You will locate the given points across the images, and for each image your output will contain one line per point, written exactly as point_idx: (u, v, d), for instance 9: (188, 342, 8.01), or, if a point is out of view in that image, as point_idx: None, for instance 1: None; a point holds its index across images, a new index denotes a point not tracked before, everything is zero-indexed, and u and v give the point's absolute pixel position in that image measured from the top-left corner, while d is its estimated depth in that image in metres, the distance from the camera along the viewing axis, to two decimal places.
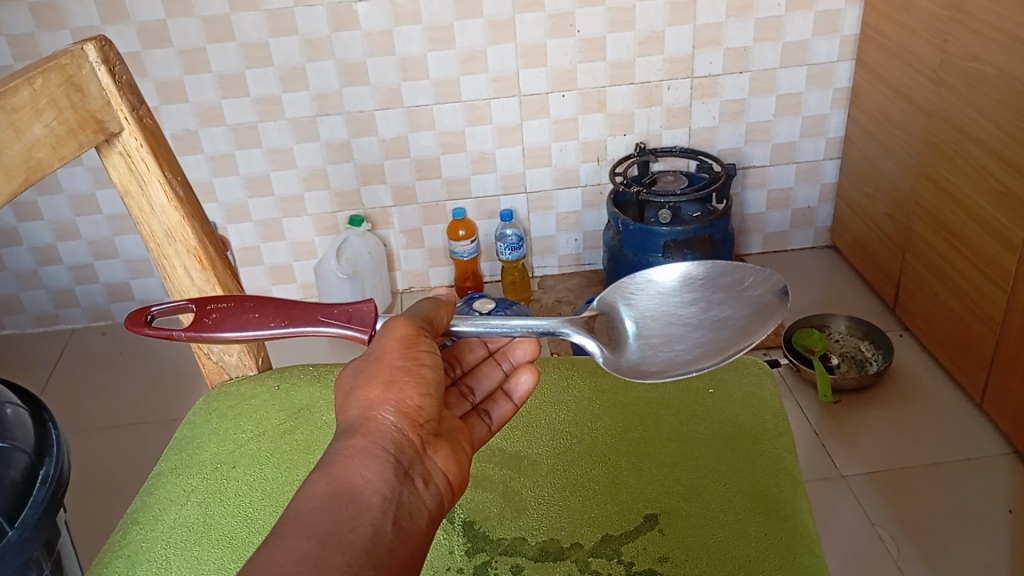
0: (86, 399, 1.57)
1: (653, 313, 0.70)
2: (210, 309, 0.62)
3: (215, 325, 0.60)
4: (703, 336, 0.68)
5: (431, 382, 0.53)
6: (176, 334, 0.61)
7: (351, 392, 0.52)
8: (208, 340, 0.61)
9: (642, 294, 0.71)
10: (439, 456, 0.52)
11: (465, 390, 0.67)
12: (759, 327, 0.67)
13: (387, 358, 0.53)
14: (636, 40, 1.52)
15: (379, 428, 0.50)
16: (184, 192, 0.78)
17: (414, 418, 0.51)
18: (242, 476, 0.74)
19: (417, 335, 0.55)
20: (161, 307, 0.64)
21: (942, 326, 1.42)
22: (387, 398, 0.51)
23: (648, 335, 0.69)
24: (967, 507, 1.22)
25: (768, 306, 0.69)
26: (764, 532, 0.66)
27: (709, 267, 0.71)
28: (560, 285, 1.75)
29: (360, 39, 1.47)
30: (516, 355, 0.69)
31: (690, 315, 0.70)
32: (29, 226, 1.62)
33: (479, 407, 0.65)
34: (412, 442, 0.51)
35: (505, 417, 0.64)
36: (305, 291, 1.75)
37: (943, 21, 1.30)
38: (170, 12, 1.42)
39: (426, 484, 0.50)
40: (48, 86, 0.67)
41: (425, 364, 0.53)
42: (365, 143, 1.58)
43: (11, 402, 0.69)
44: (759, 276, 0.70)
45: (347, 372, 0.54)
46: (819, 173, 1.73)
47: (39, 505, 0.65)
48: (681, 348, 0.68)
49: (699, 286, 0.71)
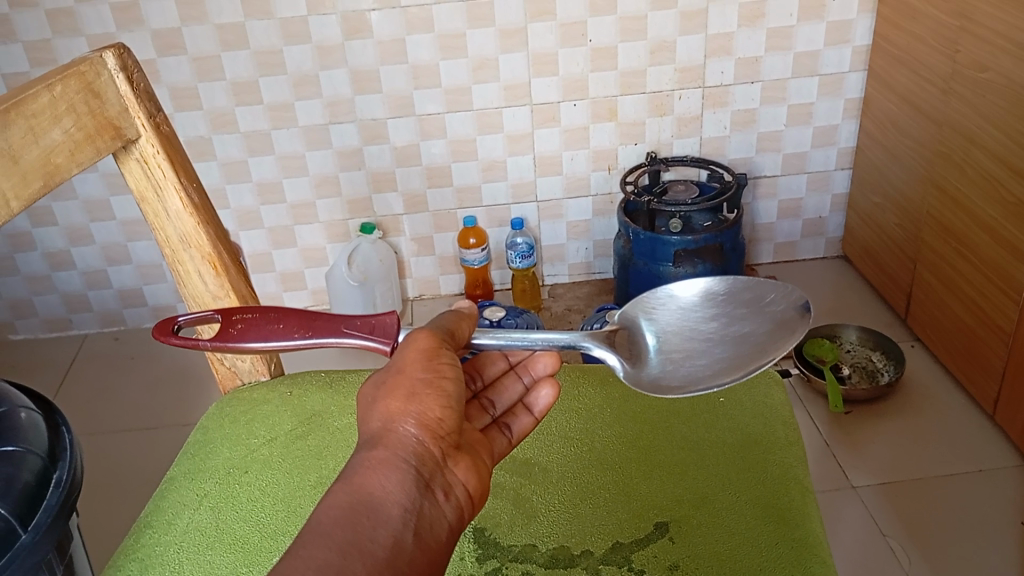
0: (96, 402, 1.58)
1: (674, 328, 0.71)
2: (235, 319, 0.63)
3: (239, 336, 0.61)
4: (723, 351, 0.68)
5: (452, 394, 0.53)
6: (201, 343, 0.61)
7: (372, 405, 0.53)
8: (232, 351, 0.62)
9: (663, 309, 0.72)
10: (459, 469, 0.52)
11: (486, 403, 0.68)
12: (779, 342, 0.67)
13: (409, 370, 0.53)
14: (646, 49, 1.53)
15: (400, 440, 0.50)
16: (199, 198, 0.79)
17: (435, 430, 0.51)
18: (254, 481, 0.74)
19: (438, 348, 0.55)
20: (187, 318, 0.66)
21: (952, 336, 1.42)
22: (408, 410, 0.51)
23: (669, 350, 0.69)
24: (977, 517, 1.22)
25: (789, 322, 0.68)
26: (774, 541, 0.66)
27: (729, 282, 0.71)
28: (570, 293, 1.76)
29: (372, 47, 1.48)
30: (537, 369, 0.70)
31: (711, 331, 0.70)
32: (42, 231, 1.63)
33: (499, 420, 0.65)
34: (433, 454, 0.51)
35: (524, 431, 0.64)
36: (316, 297, 1.76)
37: (953, 30, 1.30)
38: (184, 19, 1.44)
39: (446, 496, 0.50)
40: (67, 93, 0.68)
41: (446, 376, 0.54)
42: (376, 150, 1.59)
43: (24, 405, 0.70)
44: (781, 292, 0.70)
45: (368, 384, 0.55)
46: (829, 182, 1.72)
47: (51, 508, 0.65)
48: (701, 364, 0.68)
49: (720, 302, 0.71)
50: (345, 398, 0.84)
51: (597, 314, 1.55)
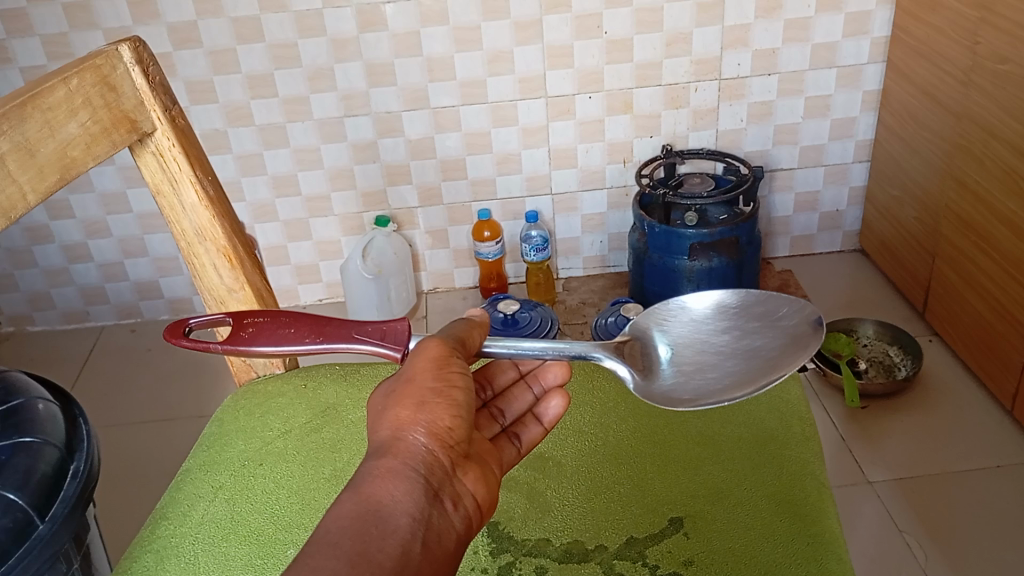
0: (115, 393, 1.60)
1: (686, 340, 0.70)
2: (247, 322, 0.63)
3: (250, 340, 0.61)
4: (734, 364, 0.68)
5: (462, 404, 0.53)
6: (212, 346, 0.61)
7: (383, 413, 0.53)
8: (244, 355, 0.62)
9: (675, 320, 0.71)
10: (468, 479, 0.53)
11: (496, 412, 0.67)
12: (792, 356, 0.66)
13: (419, 379, 0.53)
14: (662, 40, 1.52)
15: (409, 449, 0.50)
16: (214, 191, 0.79)
17: (444, 439, 0.52)
18: (269, 474, 0.75)
19: (449, 356, 0.55)
20: (198, 321, 0.65)
21: (971, 330, 1.40)
22: (418, 419, 0.52)
23: (681, 362, 0.69)
24: (995, 513, 1.20)
25: (803, 335, 0.68)
26: (789, 538, 0.65)
27: (742, 296, 0.71)
28: (585, 287, 1.75)
29: (386, 40, 1.48)
30: (547, 378, 0.69)
31: (723, 344, 0.69)
32: (60, 224, 1.64)
33: (508, 430, 0.65)
34: (442, 464, 0.51)
35: (534, 441, 0.65)
36: (331, 290, 1.77)
37: (973, 21, 1.28)
38: (199, 12, 1.44)
39: (455, 506, 0.51)
40: (83, 86, 0.68)
41: (456, 386, 0.54)
42: (391, 143, 1.59)
43: (42, 397, 0.71)
44: (794, 306, 0.70)
45: (379, 392, 0.55)
46: (847, 175, 1.71)
47: (68, 499, 0.65)
48: (712, 377, 0.67)
49: (733, 315, 0.71)
50: (359, 391, 0.84)
51: (611, 307, 1.55)
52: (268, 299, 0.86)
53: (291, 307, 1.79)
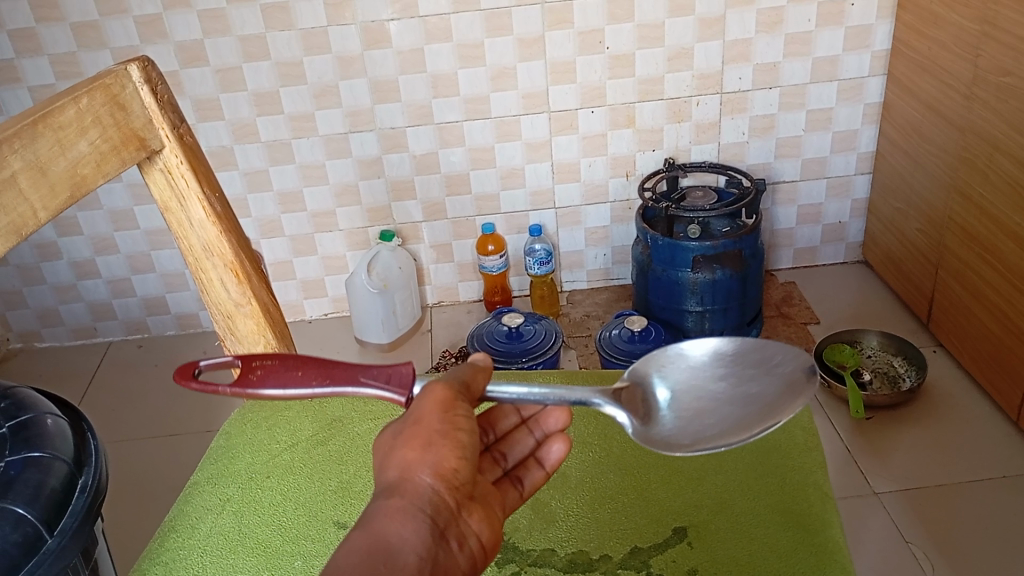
0: (122, 407, 1.61)
1: (685, 386, 0.70)
2: (256, 364, 0.62)
3: (259, 384, 0.60)
4: (732, 409, 0.68)
5: (467, 445, 0.54)
6: (219, 389, 0.60)
7: (390, 453, 0.53)
8: (253, 397, 0.61)
9: (673, 366, 0.70)
10: (474, 518, 0.53)
11: (498, 455, 0.68)
12: (788, 403, 0.66)
13: (426, 420, 0.53)
14: (665, 55, 1.53)
15: (416, 489, 0.51)
16: (222, 208, 0.80)
17: (451, 480, 0.52)
18: (276, 487, 0.75)
19: (454, 400, 0.55)
20: (207, 362, 0.64)
21: (977, 343, 1.40)
22: (425, 460, 0.52)
23: (680, 408, 0.68)
24: (1003, 524, 1.20)
25: (797, 382, 0.68)
26: (793, 546, 0.65)
27: (739, 343, 0.70)
28: (589, 300, 1.76)
29: (392, 57, 1.50)
30: (549, 423, 0.68)
31: (721, 390, 0.69)
32: (69, 240, 1.66)
33: (512, 474, 0.66)
34: (448, 504, 0.52)
35: (535, 485, 0.64)
36: (338, 304, 1.79)
37: (975, 36, 1.30)
38: (207, 31, 1.46)
39: (460, 546, 0.52)
40: (93, 105, 0.70)
41: (461, 429, 0.54)
42: (396, 159, 1.61)
43: (51, 411, 0.72)
44: (789, 353, 0.70)
45: (386, 432, 0.55)
46: (850, 188, 1.72)
47: (77, 513, 0.66)
48: (710, 422, 0.67)
49: (730, 362, 0.70)
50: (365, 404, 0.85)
51: (616, 320, 1.54)
52: (276, 315, 0.87)
53: (297, 321, 1.80)
